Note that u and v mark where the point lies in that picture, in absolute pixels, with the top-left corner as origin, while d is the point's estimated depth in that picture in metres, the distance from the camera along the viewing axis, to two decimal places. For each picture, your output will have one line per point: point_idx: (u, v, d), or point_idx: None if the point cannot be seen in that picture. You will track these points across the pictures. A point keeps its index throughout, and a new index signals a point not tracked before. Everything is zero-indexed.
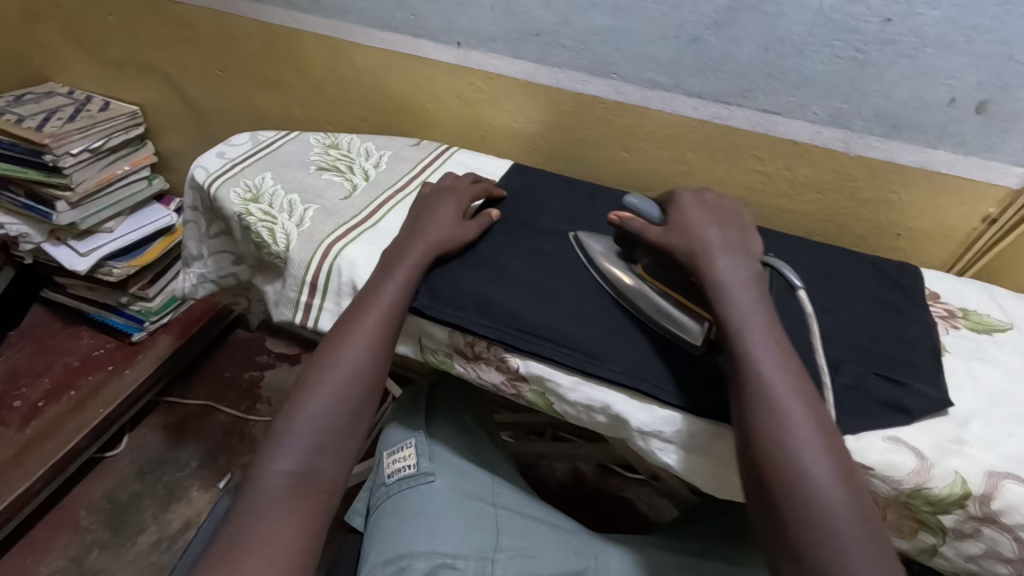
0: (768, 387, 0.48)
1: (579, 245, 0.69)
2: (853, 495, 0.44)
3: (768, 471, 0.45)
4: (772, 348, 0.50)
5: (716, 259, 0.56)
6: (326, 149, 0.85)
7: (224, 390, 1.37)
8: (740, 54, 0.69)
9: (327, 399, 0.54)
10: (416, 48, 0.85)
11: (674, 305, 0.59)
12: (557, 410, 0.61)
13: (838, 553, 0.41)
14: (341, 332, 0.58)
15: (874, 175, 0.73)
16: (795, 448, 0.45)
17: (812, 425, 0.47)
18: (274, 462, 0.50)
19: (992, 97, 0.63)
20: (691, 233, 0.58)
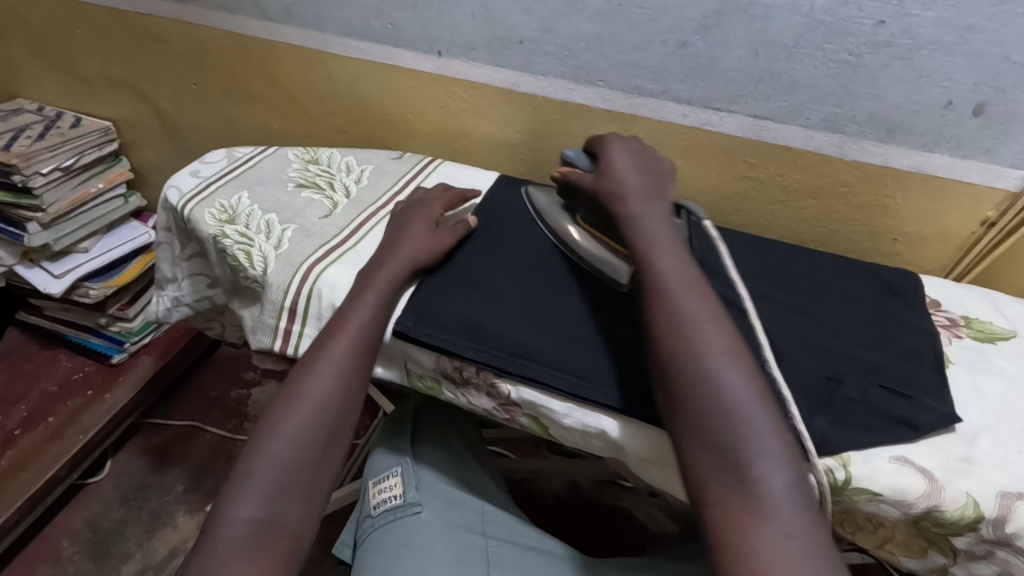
0: (677, 307, 0.51)
1: (528, 197, 0.76)
2: (759, 396, 0.47)
3: (681, 384, 0.48)
4: (679, 273, 0.54)
5: (631, 200, 0.60)
6: (305, 164, 0.82)
7: (209, 410, 1.33)
8: (730, 58, 0.67)
9: (295, 437, 0.51)
10: (395, 58, 0.82)
11: (605, 248, 0.65)
12: (552, 435, 0.59)
13: (744, 443, 0.45)
14: (311, 363, 0.55)
15: (870, 179, 0.71)
16: (707, 359, 0.48)
17: (718, 335, 0.50)
18: (236, 506, 0.47)
19: (989, 99, 0.61)
20: (613, 177, 0.62)
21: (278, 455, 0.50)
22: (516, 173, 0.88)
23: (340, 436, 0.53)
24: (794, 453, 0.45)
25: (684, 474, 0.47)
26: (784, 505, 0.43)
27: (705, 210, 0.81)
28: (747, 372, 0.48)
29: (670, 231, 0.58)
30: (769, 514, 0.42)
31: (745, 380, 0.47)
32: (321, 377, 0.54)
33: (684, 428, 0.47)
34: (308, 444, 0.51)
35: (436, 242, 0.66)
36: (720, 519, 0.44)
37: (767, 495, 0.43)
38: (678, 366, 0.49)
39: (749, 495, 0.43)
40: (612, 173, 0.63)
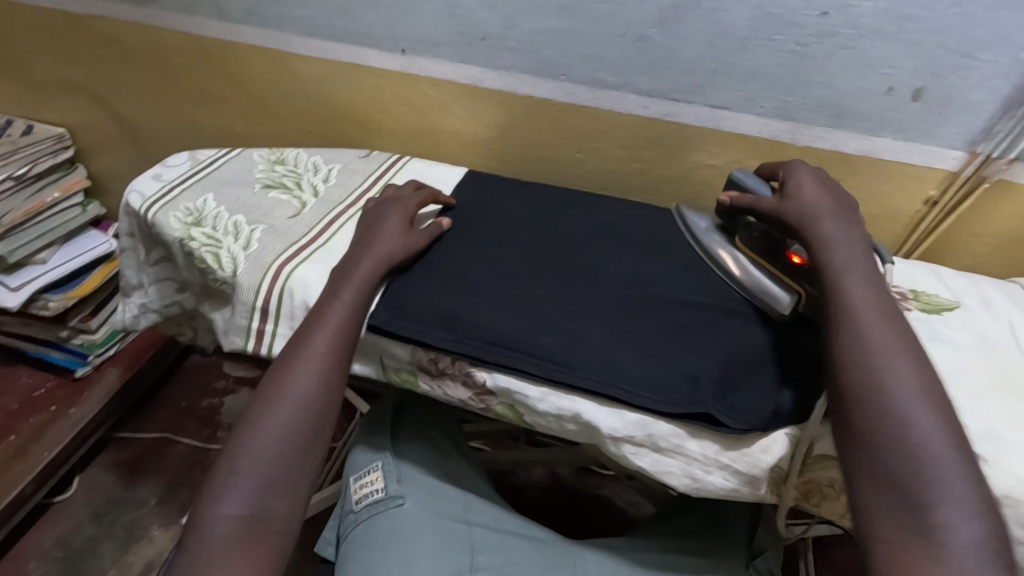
0: (866, 337, 0.50)
1: (682, 217, 0.75)
2: (954, 443, 0.44)
3: (862, 422, 0.47)
4: (869, 301, 0.52)
5: (824, 224, 0.59)
6: (272, 164, 0.82)
7: (181, 421, 1.30)
8: (686, 50, 0.70)
9: (278, 433, 0.51)
10: (359, 56, 0.82)
11: (766, 276, 0.64)
12: (528, 421, 0.60)
13: (930, 489, 0.43)
14: (291, 359, 0.55)
15: (822, 164, 0.75)
16: (894, 398, 0.47)
17: (905, 369, 0.48)
18: (221, 503, 0.48)
19: (927, 85, 0.65)
20: (806, 201, 0.61)
21: (262, 452, 0.50)
22: (488, 168, 0.88)
23: (325, 429, 0.53)
24: (988, 504, 0.43)
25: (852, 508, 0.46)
26: (972, 556, 0.40)
27: (669, 199, 0.84)
28: (936, 411, 0.46)
29: (861, 258, 0.56)
30: (952, 563, 0.40)
31: (935, 419, 0.45)
32: (303, 373, 0.54)
33: (858, 459, 0.46)
34: (293, 440, 0.51)
35: (411, 240, 0.66)
36: (892, 558, 0.42)
37: (954, 545, 0.41)
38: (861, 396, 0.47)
39: (931, 544, 0.41)
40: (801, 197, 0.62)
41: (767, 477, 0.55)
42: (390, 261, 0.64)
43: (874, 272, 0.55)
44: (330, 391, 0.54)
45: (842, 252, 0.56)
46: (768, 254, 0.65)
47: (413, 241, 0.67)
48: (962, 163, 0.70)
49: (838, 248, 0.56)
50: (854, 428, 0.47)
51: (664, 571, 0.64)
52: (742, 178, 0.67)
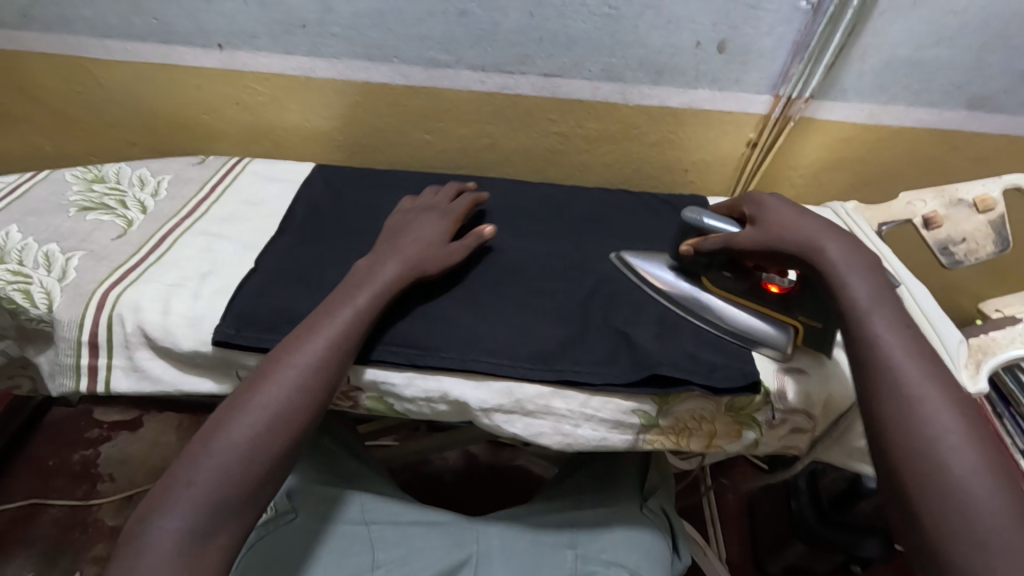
0: (892, 364, 0.45)
1: (626, 266, 0.68)
2: (997, 478, 0.40)
3: (898, 453, 0.43)
4: (888, 321, 0.47)
5: (828, 250, 0.51)
6: (88, 184, 0.75)
7: (49, 482, 1.17)
8: (509, 22, 0.71)
9: (229, 452, 0.47)
10: (171, 55, 0.76)
11: (754, 314, 0.60)
12: (400, 409, 0.60)
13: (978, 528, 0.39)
14: (276, 363, 0.52)
15: (653, 120, 0.79)
16: (931, 429, 0.42)
17: (945, 400, 0.44)
18: (164, 515, 0.44)
19: (728, 36, 0.71)
20: (790, 232, 0.53)
21: (205, 474, 0.46)
22: (336, 160, 0.86)
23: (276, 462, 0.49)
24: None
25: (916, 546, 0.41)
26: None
27: (523, 169, 0.86)
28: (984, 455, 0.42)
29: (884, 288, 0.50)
30: None
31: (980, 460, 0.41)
32: (280, 385, 0.51)
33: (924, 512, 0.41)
34: (242, 466, 0.47)
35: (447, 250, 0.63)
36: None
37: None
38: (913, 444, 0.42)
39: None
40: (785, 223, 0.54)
41: (634, 421, 0.58)
42: (417, 271, 0.61)
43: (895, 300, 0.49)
44: (303, 402, 0.51)
45: (852, 274, 0.50)
46: (750, 291, 0.60)
47: (448, 255, 0.63)
48: (770, 105, 0.77)
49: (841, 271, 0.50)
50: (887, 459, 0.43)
51: (562, 526, 0.67)
52: (701, 220, 0.59)
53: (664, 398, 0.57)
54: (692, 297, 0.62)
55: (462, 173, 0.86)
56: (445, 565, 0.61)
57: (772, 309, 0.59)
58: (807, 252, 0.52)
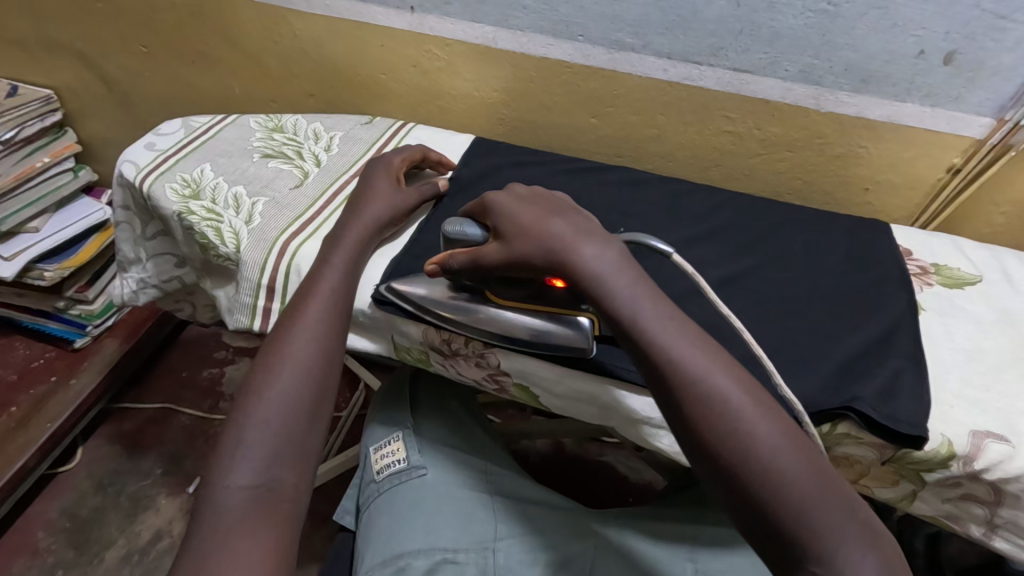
0: (642, 322, 0.46)
1: (397, 296, 0.59)
2: (754, 397, 0.44)
3: (688, 405, 0.43)
4: (623, 274, 0.49)
5: (575, 245, 0.51)
6: (270, 132, 0.80)
7: (181, 391, 1.29)
8: (710, 10, 0.67)
9: (270, 410, 0.50)
10: (364, 14, 0.79)
11: (545, 321, 0.55)
12: (544, 401, 0.60)
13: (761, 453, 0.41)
14: (287, 331, 0.55)
15: (843, 130, 0.73)
16: (696, 375, 0.44)
17: (691, 342, 0.46)
18: (231, 474, 0.46)
19: (959, 47, 0.63)
20: (529, 231, 0.53)
21: (256, 431, 0.49)
22: (495, 134, 0.86)
23: (312, 420, 0.51)
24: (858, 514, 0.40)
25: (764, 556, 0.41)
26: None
27: (684, 166, 0.82)
28: (782, 433, 0.42)
29: (636, 276, 0.49)
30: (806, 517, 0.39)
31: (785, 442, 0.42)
32: (296, 349, 0.54)
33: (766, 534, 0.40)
34: (287, 423, 0.50)
35: (399, 208, 0.66)
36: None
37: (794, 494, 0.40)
38: (720, 456, 0.42)
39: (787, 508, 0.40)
40: (525, 231, 0.53)
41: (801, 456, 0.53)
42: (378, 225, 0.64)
43: (652, 289, 0.49)
44: (323, 363, 0.54)
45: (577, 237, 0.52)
46: (532, 297, 0.55)
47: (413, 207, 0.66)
48: (989, 131, 0.68)
49: (569, 240, 0.51)
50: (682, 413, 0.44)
51: (677, 539, 0.64)
52: (455, 236, 0.57)
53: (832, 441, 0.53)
54: (474, 314, 0.56)
55: (618, 162, 0.83)
56: (564, 552, 0.61)
57: (559, 304, 0.55)
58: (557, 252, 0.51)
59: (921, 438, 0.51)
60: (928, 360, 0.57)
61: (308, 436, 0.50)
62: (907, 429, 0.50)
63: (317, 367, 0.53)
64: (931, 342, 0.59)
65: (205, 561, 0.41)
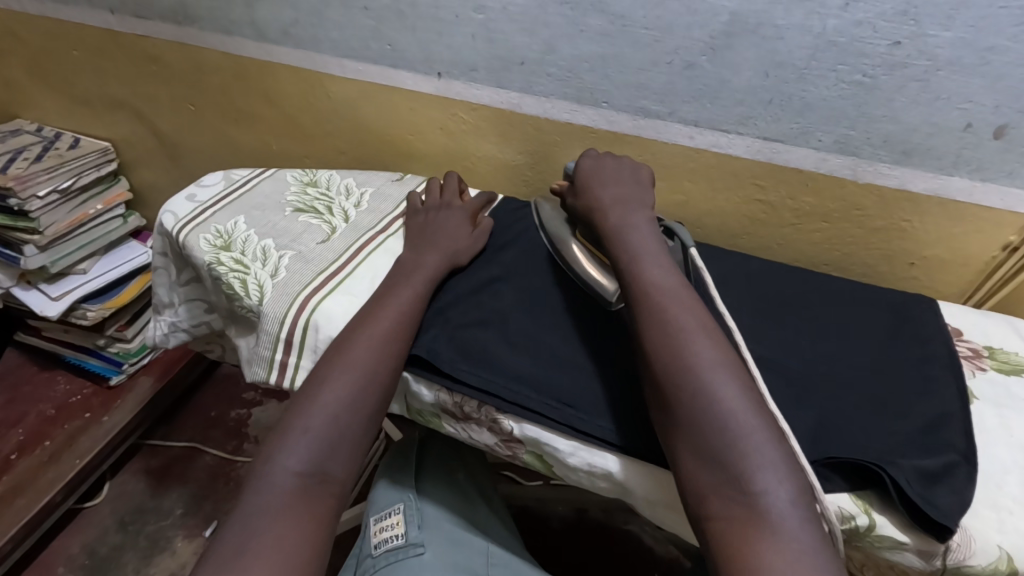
0: (638, 278, 0.53)
1: (535, 207, 0.72)
2: (721, 355, 0.48)
3: (658, 353, 0.49)
4: (635, 237, 0.57)
5: (611, 212, 0.60)
6: (304, 187, 0.82)
7: (209, 430, 1.31)
8: (738, 80, 0.65)
9: (332, 401, 0.52)
10: (395, 79, 0.81)
11: (599, 266, 0.62)
12: (558, 473, 0.56)
13: (724, 424, 0.44)
14: (353, 335, 0.56)
15: (884, 203, 0.69)
16: (671, 328, 0.49)
17: (680, 301, 0.51)
18: (288, 456, 0.49)
19: (1012, 121, 0.59)
20: (592, 190, 0.63)
21: (316, 419, 0.51)
22: (519, 194, 0.85)
23: (367, 423, 0.53)
24: (795, 460, 0.44)
25: (676, 478, 0.46)
26: (790, 520, 0.41)
27: (712, 233, 0.79)
28: (740, 378, 0.47)
29: (651, 240, 0.57)
30: (764, 507, 0.41)
31: (738, 386, 0.46)
32: (366, 349, 0.55)
33: (686, 454, 0.45)
34: (340, 421, 0.51)
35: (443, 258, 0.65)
36: (728, 554, 0.41)
37: (754, 478, 0.42)
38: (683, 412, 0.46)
39: (741, 491, 0.42)
40: (591, 188, 0.63)
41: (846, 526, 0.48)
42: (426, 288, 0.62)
43: (660, 248, 0.56)
44: (386, 365, 0.55)
45: (610, 191, 0.62)
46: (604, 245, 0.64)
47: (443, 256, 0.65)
48: None
49: (608, 205, 0.61)
50: (651, 361, 0.49)
51: None
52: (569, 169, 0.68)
53: (859, 532, 0.48)
54: (559, 240, 0.66)
55: None
56: None
57: None
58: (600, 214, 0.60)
59: (948, 531, 0.46)
60: (982, 457, 0.51)
61: (358, 436, 0.52)
62: (933, 515, 0.46)
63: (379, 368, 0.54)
64: (986, 437, 0.53)
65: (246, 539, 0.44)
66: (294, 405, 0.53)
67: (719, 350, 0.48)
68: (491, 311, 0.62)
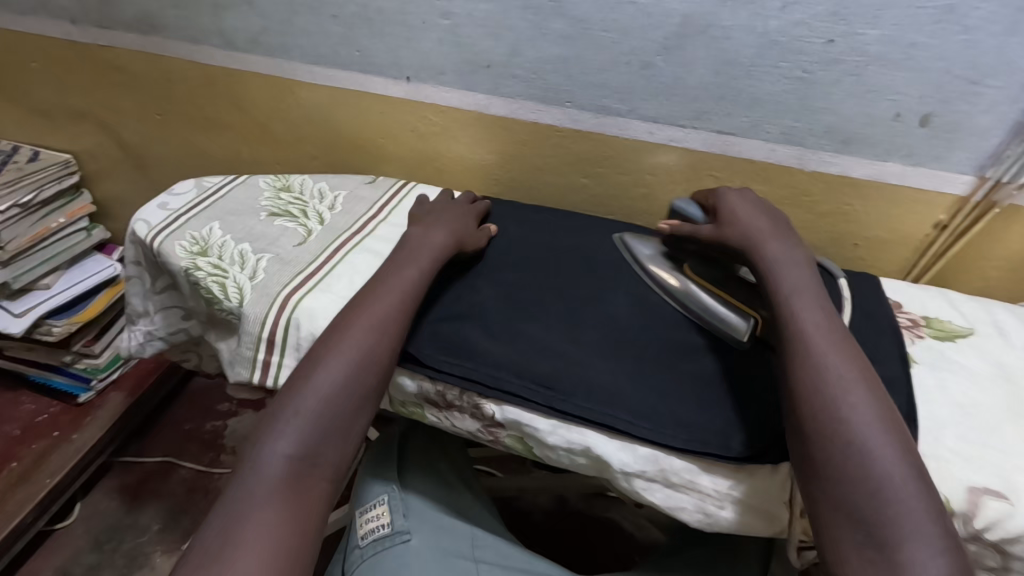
0: (796, 329, 0.52)
1: (624, 245, 0.72)
2: (882, 416, 0.47)
3: (817, 408, 0.48)
4: (792, 283, 0.55)
5: (764, 249, 0.58)
6: (278, 191, 0.83)
7: (184, 443, 1.29)
8: (692, 77, 0.70)
9: (324, 386, 0.53)
10: (364, 84, 0.83)
11: (723, 304, 0.61)
12: (538, 453, 0.59)
13: (878, 489, 0.44)
14: (349, 318, 0.58)
15: (829, 189, 0.74)
16: (832, 382, 0.48)
17: (841, 356, 0.50)
18: (279, 440, 0.50)
19: (935, 110, 0.65)
20: (740, 223, 0.60)
21: (308, 404, 0.52)
22: (490, 192, 0.88)
23: (361, 408, 0.54)
24: (951, 537, 0.43)
25: (817, 540, 0.45)
26: None
27: None
28: (901, 444, 0.46)
29: (810, 288, 0.55)
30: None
31: (899, 451, 0.45)
32: (361, 334, 0.56)
33: (834, 514, 0.44)
34: (332, 405, 0.53)
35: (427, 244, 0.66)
36: None
37: (902, 550, 0.42)
38: (839, 470, 0.45)
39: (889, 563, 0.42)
40: (736, 221, 0.61)
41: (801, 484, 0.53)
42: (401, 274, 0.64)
43: (819, 296, 0.54)
44: (379, 351, 0.56)
45: (758, 228, 0.60)
46: (713, 281, 0.63)
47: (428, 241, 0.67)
48: (972, 187, 0.69)
49: (764, 240, 0.58)
50: (802, 414, 0.48)
51: None
52: (680, 207, 0.66)
53: None
54: (671, 279, 0.65)
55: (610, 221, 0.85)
56: None
57: (732, 297, 0.62)
58: (748, 250, 0.58)
59: None
60: (922, 415, 0.56)
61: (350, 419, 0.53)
62: None
63: (374, 355, 0.55)
64: (925, 397, 0.58)
65: (237, 524, 0.46)
66: (286, 389, 0.54)
67: (881, 410, 0.47)
68: (468, 304, 0.65)
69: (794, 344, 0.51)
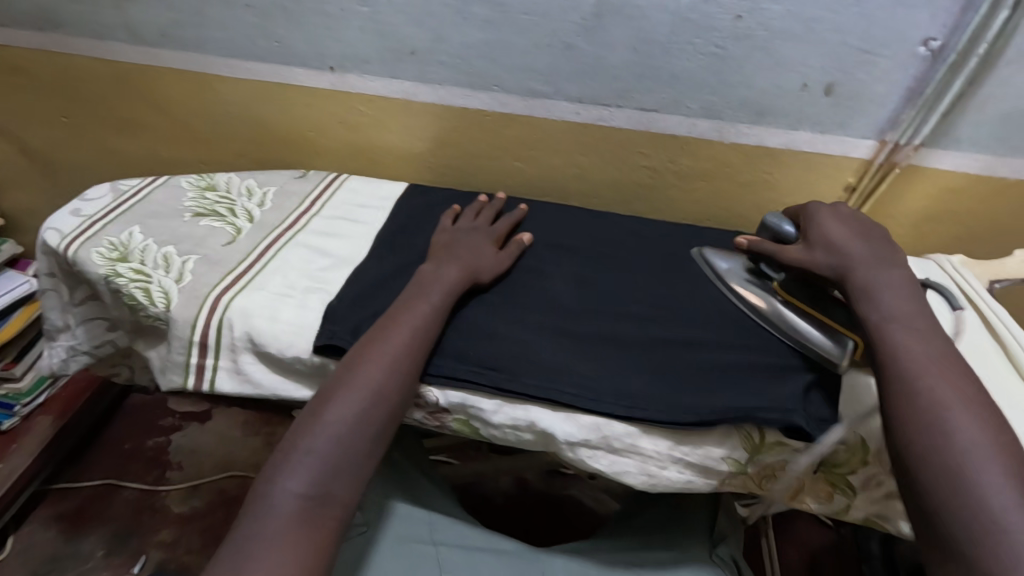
0: (878, 324, 0.52)
1: (704, 261, 0.71)
2: (974, 407, 0.46)
3: (902, 397, 0.48)
4: (874, 279, 0.55)
5: (853, 247, 0.58)
6: (202, 191, 0.80)
7: (125, 463, 1.23)
8: (612, 56, 0.72)
9: (339, 422, 0.52)
10: (286, 75, 0.81)
11: (818, 326, 0.58)
12: (485, 434, 0.60)
13: (972, 474, 0.43)
14: (368, 349, 0.56)
15: (748, 159, 0.78)
16: (919, 374, 0.48)
17: (928, 348, 0.50)
18: (291, 477, 0.49)
19: (837, 80, 0.70)
20: (826, 225, 0.60)
21: (321, 441, 0.51)
22: (426, 180, 0.88)
23: (376, 442, 0.53)
24: None
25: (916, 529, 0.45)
26: None
27: (608, 201, 0.86)
28: (995, 434, 0.45)
29: (900, 285, 0.54)
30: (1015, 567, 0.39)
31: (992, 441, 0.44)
32: (377, 367, 0.54)
33: (930, 500, 0.44)
34: (346, 442, 0.51)
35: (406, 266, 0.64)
36: None
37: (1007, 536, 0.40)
38: (929, 457, 0.45)
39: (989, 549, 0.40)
40: (823, 226, 0.60)
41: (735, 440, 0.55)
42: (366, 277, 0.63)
43: (911, 295, 0.54)
44: (395, 385, 0.54)
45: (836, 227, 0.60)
46: (817, 301, 0.59)
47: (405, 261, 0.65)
48: (874, 151, 0.75)
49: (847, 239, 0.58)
50: (891, 403, 0.48)
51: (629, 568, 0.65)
52: (770, 222, 0.63)
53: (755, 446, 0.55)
54: (769, 306, 0.62)
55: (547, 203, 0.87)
56: None
57: (836, 322, 0.58)
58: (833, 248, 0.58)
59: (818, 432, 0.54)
60: None
61: (364, 459, 0.52)
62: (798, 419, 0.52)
63: (388, 387, 0.54)
64: None
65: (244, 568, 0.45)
66: (299, 424, 0.53)
67: (968, 401, 0.47)
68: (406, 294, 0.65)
69: (877, 337, 0.51)
